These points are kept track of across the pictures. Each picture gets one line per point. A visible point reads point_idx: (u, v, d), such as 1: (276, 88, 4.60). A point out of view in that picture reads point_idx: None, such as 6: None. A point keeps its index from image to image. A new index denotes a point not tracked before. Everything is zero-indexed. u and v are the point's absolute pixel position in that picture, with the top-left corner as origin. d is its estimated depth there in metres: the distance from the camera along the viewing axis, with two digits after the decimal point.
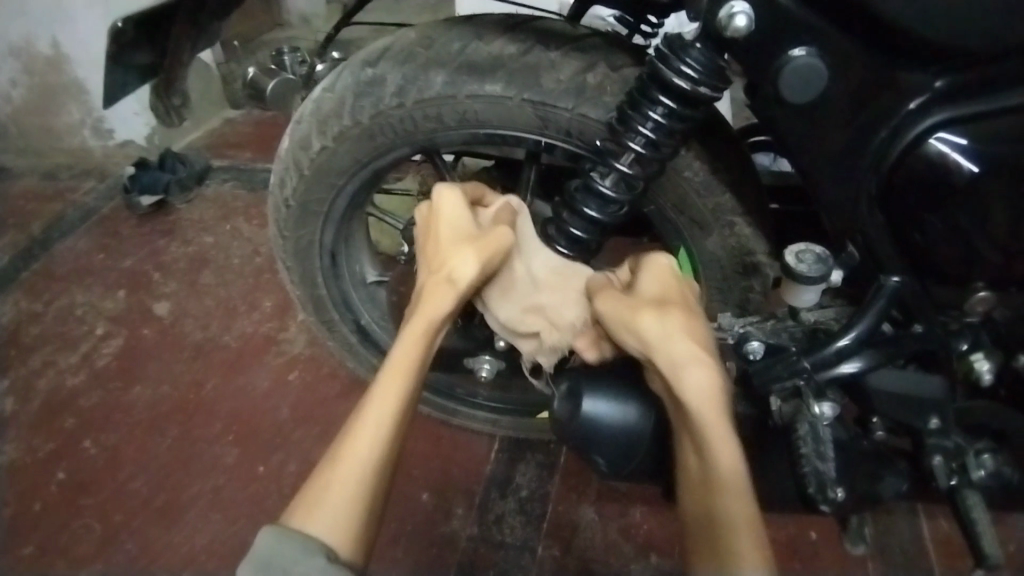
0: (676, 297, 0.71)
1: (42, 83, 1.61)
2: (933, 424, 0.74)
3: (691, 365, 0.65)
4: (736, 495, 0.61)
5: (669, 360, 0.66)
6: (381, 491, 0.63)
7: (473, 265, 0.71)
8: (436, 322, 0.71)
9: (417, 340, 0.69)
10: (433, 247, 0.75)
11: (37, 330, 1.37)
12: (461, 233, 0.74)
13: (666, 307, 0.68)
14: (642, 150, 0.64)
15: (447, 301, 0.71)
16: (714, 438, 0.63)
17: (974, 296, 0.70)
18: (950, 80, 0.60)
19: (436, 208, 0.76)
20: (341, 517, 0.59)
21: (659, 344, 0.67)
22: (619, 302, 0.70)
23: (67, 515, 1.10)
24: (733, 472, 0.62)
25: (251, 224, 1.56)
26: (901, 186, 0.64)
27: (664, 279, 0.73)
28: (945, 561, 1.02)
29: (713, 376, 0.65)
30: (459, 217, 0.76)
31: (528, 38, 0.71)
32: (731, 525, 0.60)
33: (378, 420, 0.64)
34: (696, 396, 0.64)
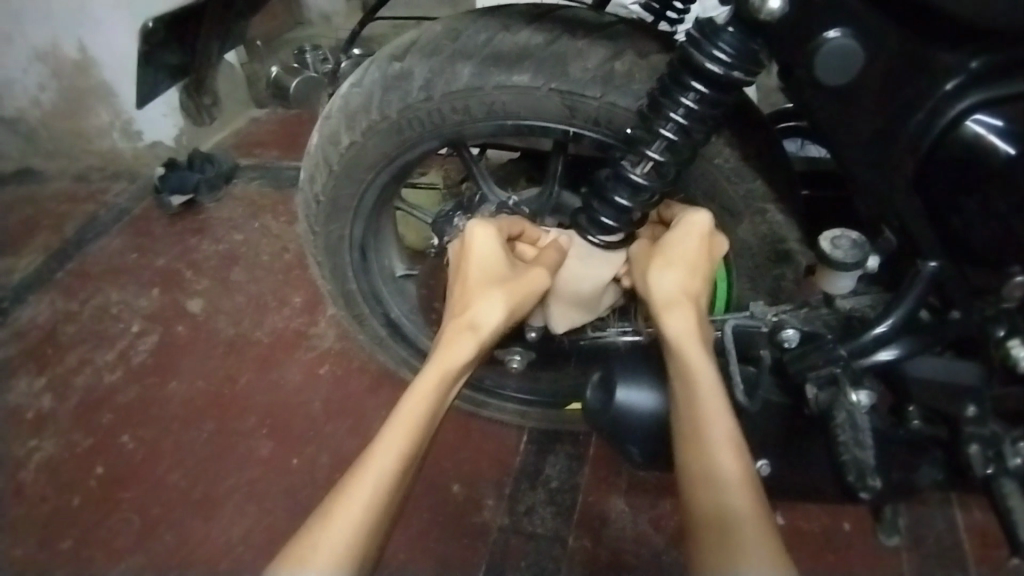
0: (694, 257, 0.73)
1: (71, 86, 1.62)
2: (971, 412, 0.72)
3: (676, 309, 0.71)
4: (735, 470, 0.62)
5: (659, 303, 0.72)
6: (376, 544, 0.63)
7: (497, 311, 0.76)
8: (450, 369, 0.74)
9: (428, 389, 0.72)
10: (460, 287, 0.80)
11: (74, 328, 1.40)
12: (489, 275, 0.78)
13: (668, 259, 0.73)
14: (674, 137, 0.63)
15: (467, 347, 0.75)
16: (705, 405, 0.66)
17: (1013, 280, 0.63)
18: (985, 59, 0.57)
19: (465, 247, 0.79)
20: (334, 563, 0.59)
21: (656, 287, 0.73)
22: (645, 248, 0.77)
23: (109, 508, 1.13)
24: (725, 447, 0.64)
25: (279, 221, 1.58)
26: (939, 167, 0.62)
27: (691, 235, 0.73)
28: (983, 552, 1.00)
29: (692, 321, 0.71)
30: (487, 256, 0.79)
31: (555, 28, 0.71)
32: (731, 500, 0.59)
33: (379, 472, 0.65)
34: (678, 338, 0.70)
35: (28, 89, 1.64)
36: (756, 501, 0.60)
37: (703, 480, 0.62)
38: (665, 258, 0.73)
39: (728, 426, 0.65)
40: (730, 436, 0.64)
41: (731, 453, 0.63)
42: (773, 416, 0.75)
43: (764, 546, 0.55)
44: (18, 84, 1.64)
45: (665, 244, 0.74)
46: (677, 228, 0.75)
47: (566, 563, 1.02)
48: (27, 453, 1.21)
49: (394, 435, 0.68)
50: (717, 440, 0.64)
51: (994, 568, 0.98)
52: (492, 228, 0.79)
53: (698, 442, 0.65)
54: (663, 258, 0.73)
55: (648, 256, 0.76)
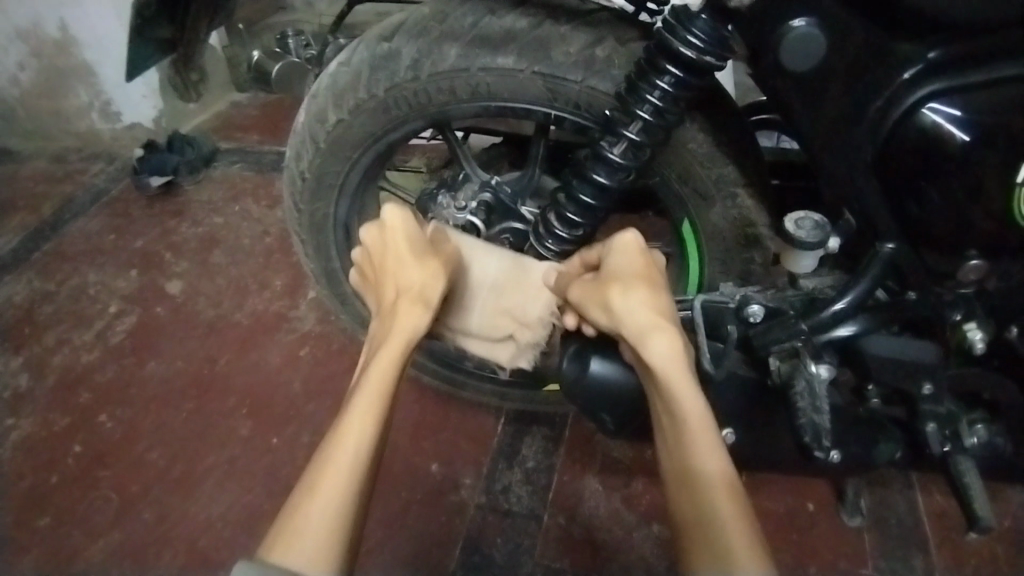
0: (645, 274, 0.73)
1: (50, 65, 1.62)
2: (927, 390, 0.77)
3: (655, 336, 0.67)
4: (718, 473, 0.59)
5: (635, 332, 0.68)
6: (356, 520, 0.58)
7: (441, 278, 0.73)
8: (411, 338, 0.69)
9: (392, 359, 0.67)
10: (392, 263, 0.75)
11: (50, 308, 1.40)
12: (421, 250, 0.75)
13: (632, 284, 0.71)
14: (650, 118, 0.67)
15: (422, 317, 0.71)
16: (691, 422, 0.62)
17: (967, 265, 0.69)
18: (943, 50, 0.61)
19: (385, 228, 0.76)
20: (318, 546, 0.55)
21: (626, 314, 0.69)
22: (589, 285, 0.74)
23: (86, 485, 1.13)
24: (709, 451, 0.60)
25: (260, 204, 1.59)
26: (898, 153, 0.65)
27: (631, 254, 0.74)
28: (938, 531, 1.05)
29: (674, 343, 0.67)
30: (413, 236, 0.76)
31: (539, 13, 0.73)
32: (715, 508, 0.57)
33: (353, 443, 0.60)
34: (663, 364, 0.66)
35: (8, 68, 1.65)
36: (742, 508, 0.57)
37: (687, 485, 0.60)
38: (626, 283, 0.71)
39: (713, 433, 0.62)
40: (716, 443, 0.61)
41: (715, 458, 0.60)
42: (736, 388, 0.79)
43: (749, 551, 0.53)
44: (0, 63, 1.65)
45: (613, 270, 0.73)
46: (613, 255, 0.75)
47: (541, 540, 1.05)
48: (1, 431, 1.21)
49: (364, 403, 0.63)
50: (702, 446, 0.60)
51: (950, 547, 1.03)
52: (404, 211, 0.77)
53: (681, 448, 0.62)
54: (625, 282, 0.71)
55: (598, 285, 0.73)
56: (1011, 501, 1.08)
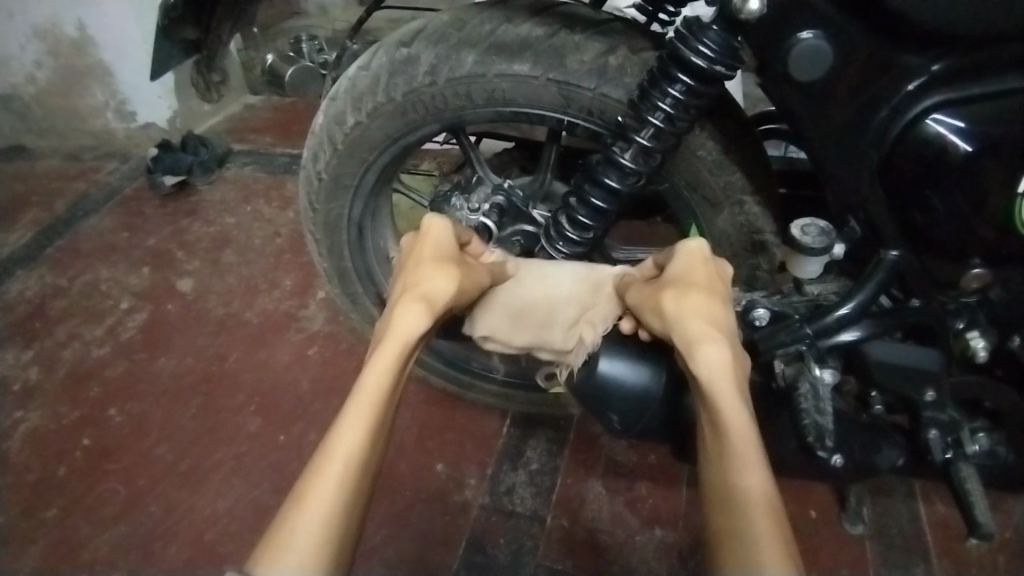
0: (705, 282, 0.70)
1: (67, 64, 1.64)
2: (929, 397, 0.78)
3: (706, 344, 0.65)
4: (760, 489, 0.55)
5: (689, 339, 0.66)
6: (342, 535, 0.54)
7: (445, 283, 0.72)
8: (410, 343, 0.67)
9: (390, 360, 0.64)
10: (412, 266, 0.75)
11: (62, 303, 1.42)
12: (443, 260, 0.75)
13: (689, 292, 0.69)
14: (661, 124, 0.68)
15: (419, 319, 0.68)
16: (734, 435, 0.59)
17: (969, 273, 0.71)
18: (946, 64, 0.63)
19: (425, 233, 0.76)
20: (300, 555, 0.50)
21: (678, 321, 0.68)
22: (646, 290, 0.74)
23: (95, 478, 1.15)
24: (752, 465, 0.56)
25: (271, 206, 1.61)
26: (901, 164, 0.68)
27: (692, 259, 0.73)
28: (939, 541, 1.06)
29: (726, 354, 0.64)
30: (440, 246, 0.76)
31: (554, 22, 0.75)
32: (754, 525, 0.52)
33: (344, 456, 0.56)
34: (712, 373, 0.63)
35: (24, 66, 1.67)
36: (783, 526, 0.53)
37: (726, 500, 0.56)
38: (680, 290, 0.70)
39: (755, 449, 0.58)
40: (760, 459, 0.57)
41: (755, 474, 0.56)
42: (742, 391, 0.80)
43: (788, 568, 0.49)
44: (15, 61, 1.67)
45: (670, 278, 0.72)
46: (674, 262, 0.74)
47: (544, 541, 1.06)
48: (13, 423, 1.23)
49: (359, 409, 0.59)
50: (743, 459, 0.56)
51: (950, 556, 1.04)
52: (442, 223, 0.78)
53: (723, 462, 0.58)
54: (680, 289, 0.70)
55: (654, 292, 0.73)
56: (1012, 512, 1.09)
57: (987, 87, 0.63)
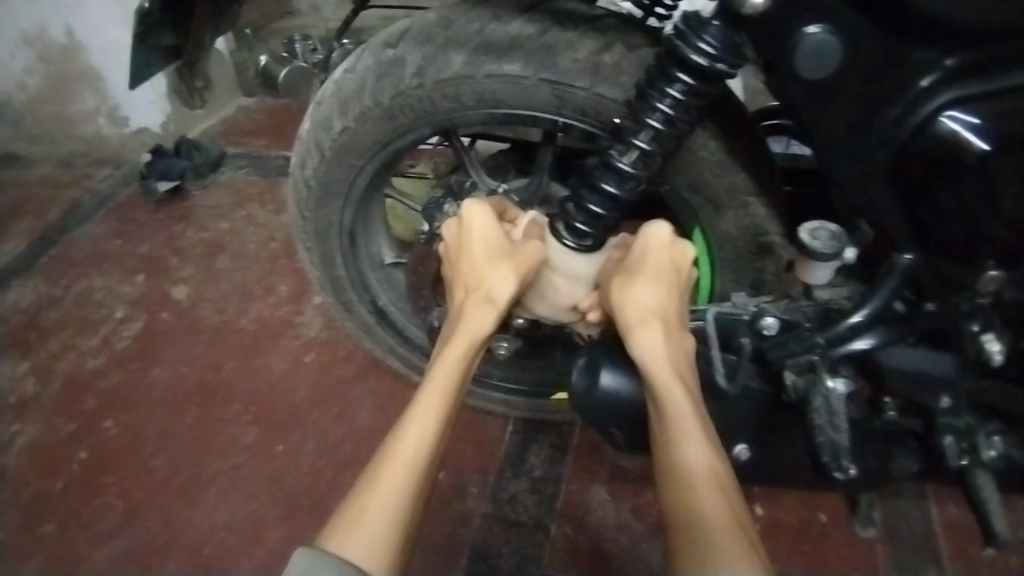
0: (658, 266, 0.78)
1: (57, 70, 1.61)
2: (944, 403, 0.75)
3: (640, 328, 0.73)
4: (701, 464, 0.66)
5: (627, 321, 0.74)
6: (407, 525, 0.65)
7: (509, 282, 0.78)
8: (474, 342, 0.77)
9: (456, 360, 0.75)
10: (468, 267, 0.81)
11: (56, 314, 1.39)
12: (496, 252, 0.79)
13: (637, 278, 0.76)
14: (660, 126, 0.65)
15: (486, 320, 0.78)
16: (679, 415, 0.69)
17: (986, 275, 0.68)
18: (960, 58, 0.59)
19: (463, 229, 0.82)
20: (371, 547, 0.62)
21: (620, 310, 0.75)
22: (610, 268, 0.80)
23: (90, 493, 1.13)
24: (693, 443, 0.67)
25: (266, 209, 1.58)
26: (914, 164, 0.64)
27: (653, 245, 0.79)
28: (955, 543, 1.02)
29: (660, 337, 0.73)
30: (487, 237, 0.80)
31: (546, 18, 0.72)
32: (698, 496, 0.64)
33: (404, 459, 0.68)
34: (644, 356, 0.72)
35: (14, 73, 1.64)
36: (722, 495, 0.64)
37: (673, 474, 0.66)
38: (625, 278, 0.77)
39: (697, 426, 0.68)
40: (702, 435, 0.68)
41: (698, 453, 0.66)
42: (752, 402, 0.77)
43: (729, 536, 0.60)
44: (7, 68, 1.63)
45: (629, 262, 0.79)
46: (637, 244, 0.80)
47: (549, 551, 1.03)
48: (7, 437, 1.20)
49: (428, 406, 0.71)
50: (685, 439, 0.67)
51: (967, 560, 1.01)
52: (480, 208, 0.82)
53: (668, 437, 0.68)
54: (630, 274, 0.77)
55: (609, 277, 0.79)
56: None
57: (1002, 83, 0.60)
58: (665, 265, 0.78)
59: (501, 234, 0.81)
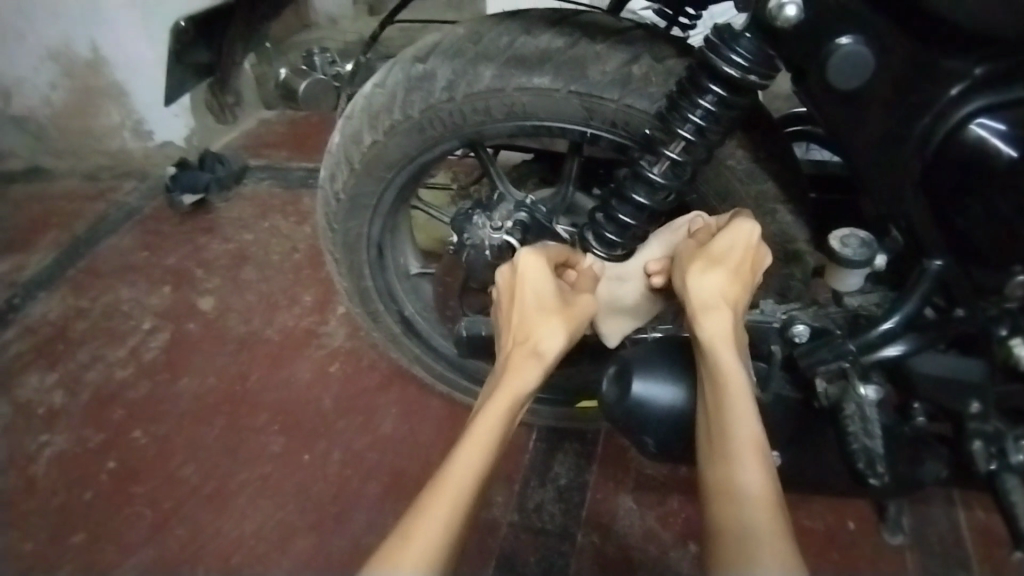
0: (737, 258, 0.73)
1: (82, 85, 1.63)
2: (975, 409, 0.74)
3: (715, 313, 0.70)
4: (759, 479, 0.61)
5: (694, 302, 0.71)
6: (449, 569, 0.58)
7: (559, 341, 0.75)
8: (521, 396, 0.72)
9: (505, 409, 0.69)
10: (518, 319, 0.78)
11: (85, 325, 1.42)
12: (547, 305, 0.77)
13: (713, 265, 0.72)
14: (691, 137, 0.66)
15: (535, 375, 0.73)
16: (738, 421, 0.65)
17: (1014, 280, 0.67)
18: (988, 67, 0.61)
19: (519, 277, 0.78)
20: None
21: (694, 291, 0.72)
22: (691, 248, 0.75)
23: (120, 502, 1.14)
24: (751, 455, 0.63)
25: (288, 221, 1.60)
26: (944, 172, 0.65)
27: (738, 238, 0.73)
28: (987, 551, 1.01)
29: (730, 327, 0.70)
30: (542, 292, 0.77)
31: (574, 32, 0.73)
32: (753, 510, 0.58)
33: (449, 501, 0.60)
34: (712, 341, 0.69)
35: (40, 88, 1.66)
36: (778, 513, 0.58)
37: (726, 486, 0.61)
38: (705, 262, 0.73)
39: (756, 438, 0.64)
40: (756, 447, 0.63)
41: (756, 466, 0.62)
42: (782, 408, 0.77)
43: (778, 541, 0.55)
44: (29, 83, 1.66)
45: (711, 248, 0.73)
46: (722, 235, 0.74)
47: (576, 559, 1.03)
48: (38, 448, 1.22)
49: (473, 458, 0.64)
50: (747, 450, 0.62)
51: (996, 566, 1.00)
52: (538, 259, 0.78)
53: (726, 446, 0.64)
54: (707, 260, 0.73)
55: (687, 259, 0.75)
56: None
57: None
58: (746, 265, 0.73)
59: (552, 284, 0.78)
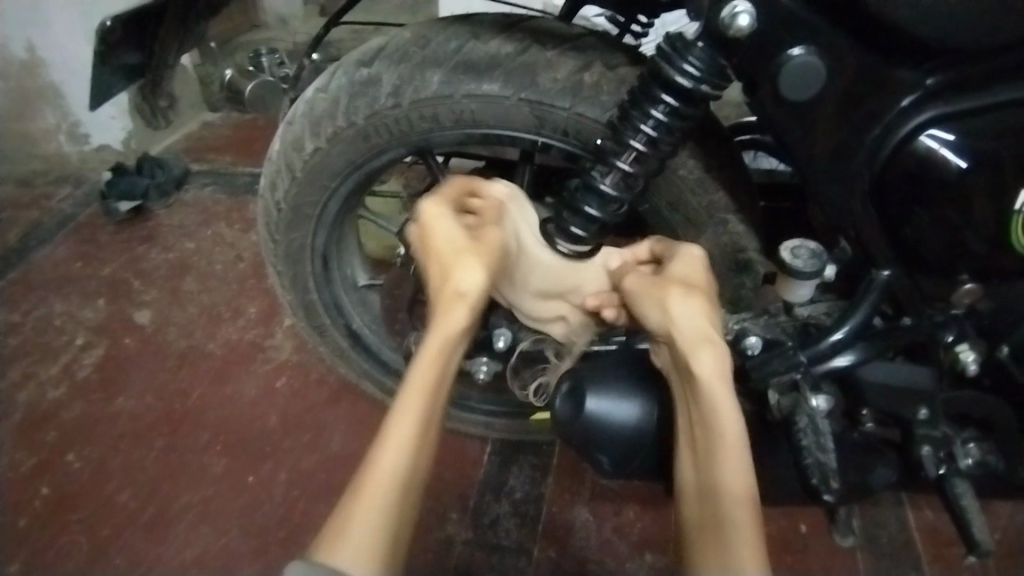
0: (702, 285, 0.68)
1: (16, 87, 1.45)
2: (922, 415, 0.76)
3: (706, 349, 0.63)
4: (740, 485, 0.59)
5: (685, 340, 0.64)
6: (394, 553, 0.52)
7: (480, 274, 0.61)
8: (451, 341, 0.59)
9: (434, 362, 0.58)
10: (435, 265, 0.65)
11: (14, 341, 1.33)
12: (459, 245, 0.64)
13: (685, 292, 0.66)
14: (643, 148, 0.65)
15: (462, 316, 0.60)
16: (724, 440, 0.61)
17: (961, 288, 0.69)
18: (942, 77, 0.60)
19: (425, 226, 0.66)
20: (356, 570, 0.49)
21: (681, 322, 0.65)
22: (646, 279, 0.69)
23: (54, 530, 1.07)
24: (734, 458, 0.60)
25: (233, 228, 1.54)
26: (893, 181, 0.65)
27: (694, 265, 0.69)
28: (934, 550, 1.03)
29: (723, 362, 0.63)
30: (454, 233, 0.65)
31: (524, 38, 0.71)
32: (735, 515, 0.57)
33: (388, 475, 0.53)
34: (707, 378, 0.62)
35: None
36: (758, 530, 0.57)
37: (708, 494, 0.60)
38: (684, 290, 0.66)
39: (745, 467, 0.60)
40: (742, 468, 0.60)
41: (739, 471, 0.60)
42: None
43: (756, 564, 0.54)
44: None
45: (673, 274, 0.68)
46: (675, 262, 0.70)
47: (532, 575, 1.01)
48: None
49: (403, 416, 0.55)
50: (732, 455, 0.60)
51: (943, 565, 1.02)
52: (441, 203, 0.68)
53: (709, 456, 0.61)
54: (684, 286, 0.67)
55: (654, 286, 0.68)
56: (1000, 515, 1.07)
57: (1004, 95, 0.60)
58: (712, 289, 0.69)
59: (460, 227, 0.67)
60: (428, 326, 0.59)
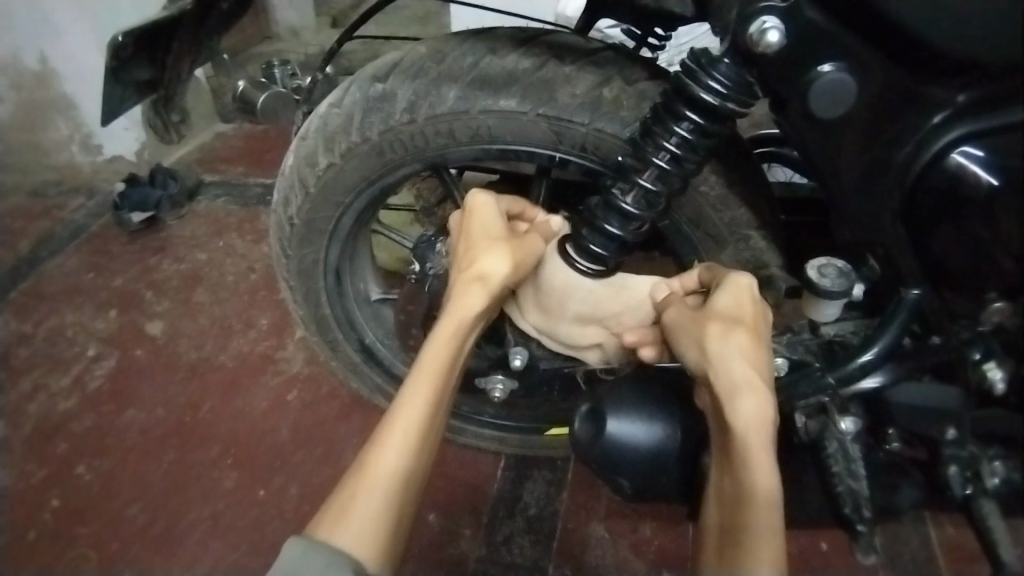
0: (749, 321, 0.66)
1: (30, 99, 1.43)
2: (950, 435, 0.71)
3: (747, 392, 0.63)
4: (763, 495, 0.59)
5: (726, 382, 0.64)
6: (402, 509, 0.60)
7: (500, 263, 0.70)
8: (466, 321, 0.69)
9: (447, 339, 0.67)
10: (465, 247, 0.74)
11: (27, 352, 1.33)
12: (494, 236, 0.72)
13: (729, 329, 0.65)
14: (666, 165, 0.63)
15: (477, 299, 0.69)
16: (751, 466, 0.61)
17: (990, 307, 0.63)
18: (972, 93, 0.58)
19: (468, 214, 0.74)
20: (364, 525, 0.58)
21: (722, 362, 0.65)
22: (689, 315, 0.69)
23: (64, 544, 1.07)
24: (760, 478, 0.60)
25: (244, 239, 1.54)
26: (923, 200, 0.62)
27: (741, 296, 0.67)
28: (958, 569, 1.00)
29: (764, 407, 0.62)
30: (489, 225, 0.73)
31: (543, 52, 0.70)
32: (755, 520, 0.58)
33: (402, 433, 0.62)
34: (747, 424, 0.62)
35: None
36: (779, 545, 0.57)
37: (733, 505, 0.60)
38: (726, 327, 0.65)
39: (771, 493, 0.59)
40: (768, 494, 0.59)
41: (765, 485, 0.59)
42: None
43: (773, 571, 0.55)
44: None
45: (716, 309, 0.67)
46: (723, 292, 0.68)
47: None
48: None
49: (418, 387, 0.64)
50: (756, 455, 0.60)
51: None
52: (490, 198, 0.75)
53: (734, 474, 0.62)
54: (726, 322, 0.66)
55: (694, 322, 0.68)
56: None
57: None
58: (760, 324, 0.67)
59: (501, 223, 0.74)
60: (444, 308, 0.69)
